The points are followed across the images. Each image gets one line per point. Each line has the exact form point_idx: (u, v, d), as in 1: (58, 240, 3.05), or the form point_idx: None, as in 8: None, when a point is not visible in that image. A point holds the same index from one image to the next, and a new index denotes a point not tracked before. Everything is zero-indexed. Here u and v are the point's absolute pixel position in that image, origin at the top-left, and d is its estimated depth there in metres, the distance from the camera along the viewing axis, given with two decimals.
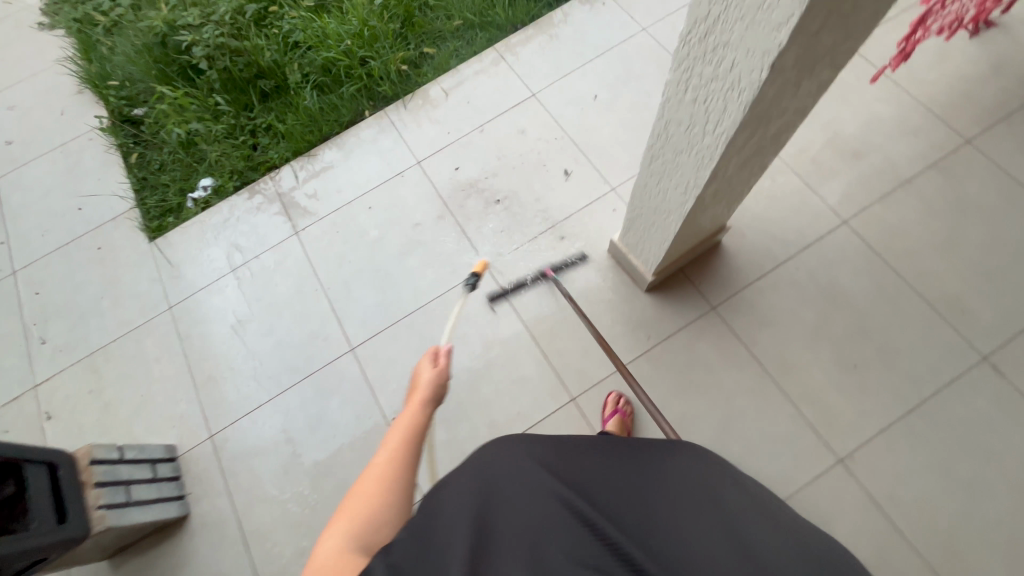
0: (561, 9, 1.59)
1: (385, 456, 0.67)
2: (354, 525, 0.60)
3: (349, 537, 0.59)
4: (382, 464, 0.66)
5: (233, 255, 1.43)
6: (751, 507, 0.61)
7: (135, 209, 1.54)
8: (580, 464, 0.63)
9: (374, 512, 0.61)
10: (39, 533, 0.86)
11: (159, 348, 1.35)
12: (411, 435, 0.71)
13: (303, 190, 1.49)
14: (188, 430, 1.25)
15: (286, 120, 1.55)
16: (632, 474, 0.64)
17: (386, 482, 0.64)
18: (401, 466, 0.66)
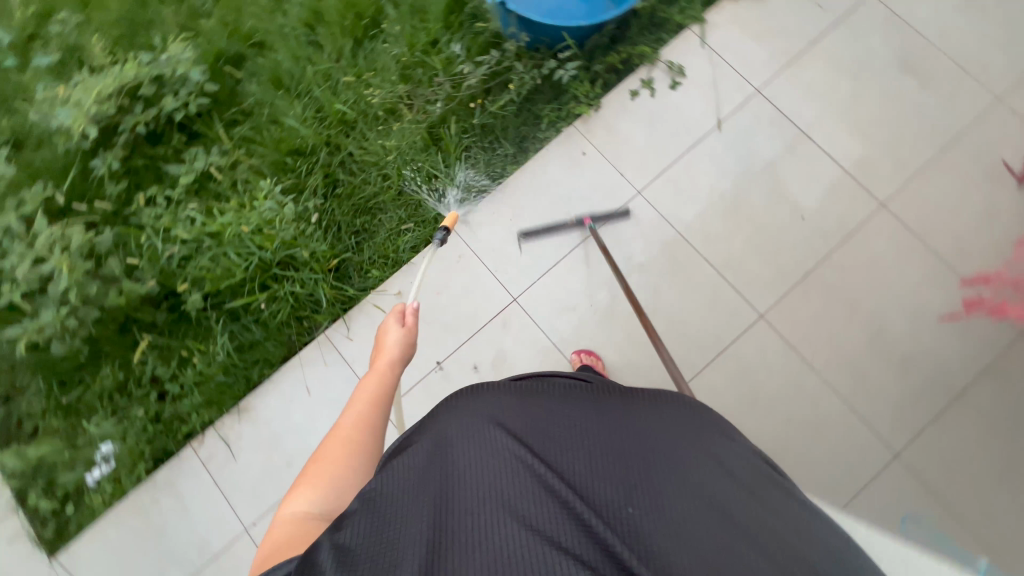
0: (531, 166, 1.24)
1: (349, 423, 0.62)
2: (317, 488, 0.55)
3: (315, 499, 0.55)
4: (347, 433, 0.61)
5: (168, 570, 1.13)
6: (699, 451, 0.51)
7: (17, 512, 1.16)
8: (554, 420, 0.54)
9: (338, 482, 0.57)
10: None
11: None
12: (378, 400, 0.66)
13: (247, 467, 1.16)
14: None
15: (199, 368, 1.19)
16: (615, 417, 0.54)
17: (354, 450, 0.59)
18: (370, 437, 0.61)
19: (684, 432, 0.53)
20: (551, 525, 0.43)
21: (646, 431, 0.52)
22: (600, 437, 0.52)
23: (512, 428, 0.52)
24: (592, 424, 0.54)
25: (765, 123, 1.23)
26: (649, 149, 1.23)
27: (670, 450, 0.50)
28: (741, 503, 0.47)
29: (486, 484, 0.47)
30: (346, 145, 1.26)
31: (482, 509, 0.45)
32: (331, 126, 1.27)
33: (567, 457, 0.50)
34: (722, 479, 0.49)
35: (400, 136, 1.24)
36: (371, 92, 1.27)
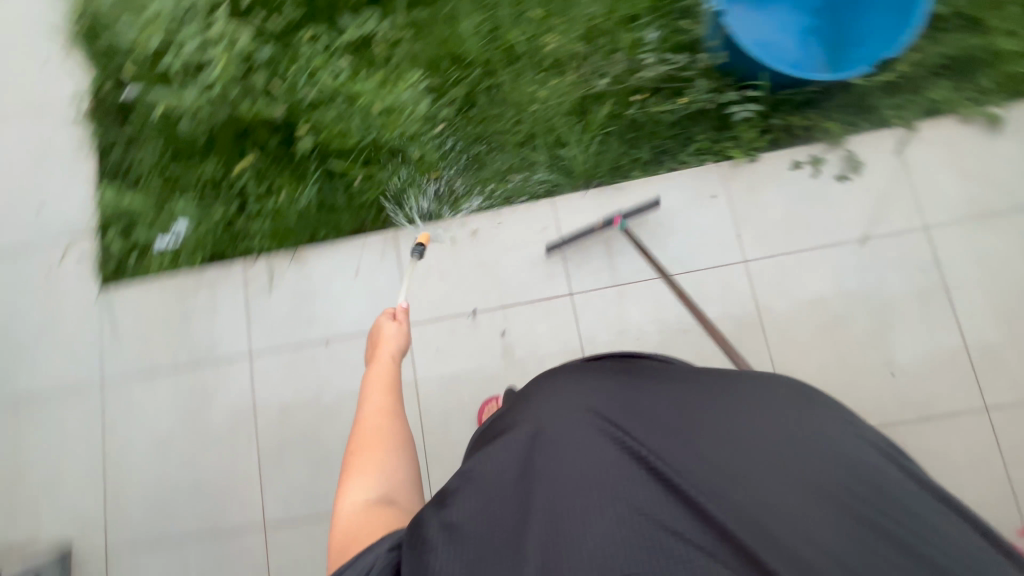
0: (655, 183, 1.19)
1: (370, 414, 0.65)
2: (366, 476, 0.59)
3: (369, 485, 0.58)
4: (374, 422, 0.64)
5: (179, 349, 1.27)
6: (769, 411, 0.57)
7: (95, 237, 1.33)
8: (643, 407, 0.59)
9: (382, 465, 0.60)
10: None
11: (81, 425, 1.26)
12: (392, 386, 0.69)
13: (275, 305, 1.26)
14: (89, 529, 1.22)
15: (278, 201, 1.26)
16: (692, 396, 0.60)
17: (382, 438, 0.62)
18: (394, 421, 0.64)
19: (774, 419, 0.56)
20: (654, 507, 0.49)
21: (732, 418, 0.56)
22: (691, 425, 0.56)
23: (603, 418, 0.58)
24: (669, 403, 0.60)
25: (908, 265, 1.11)
26: (772, 227, 1.15)
27: (748, 418, 0.56)
28: (812, 453, 0.53)
29: (583, 463, 0.54)
30: (501, 74, 1.25)
31: (585, 487, 0.52)
32: (497, 51, 1.26)
33: (659, 441, 0.55)
34: (813, 462, 0.52)
35: (552, 91, 1.22)
36: (548, 36, 1.24)
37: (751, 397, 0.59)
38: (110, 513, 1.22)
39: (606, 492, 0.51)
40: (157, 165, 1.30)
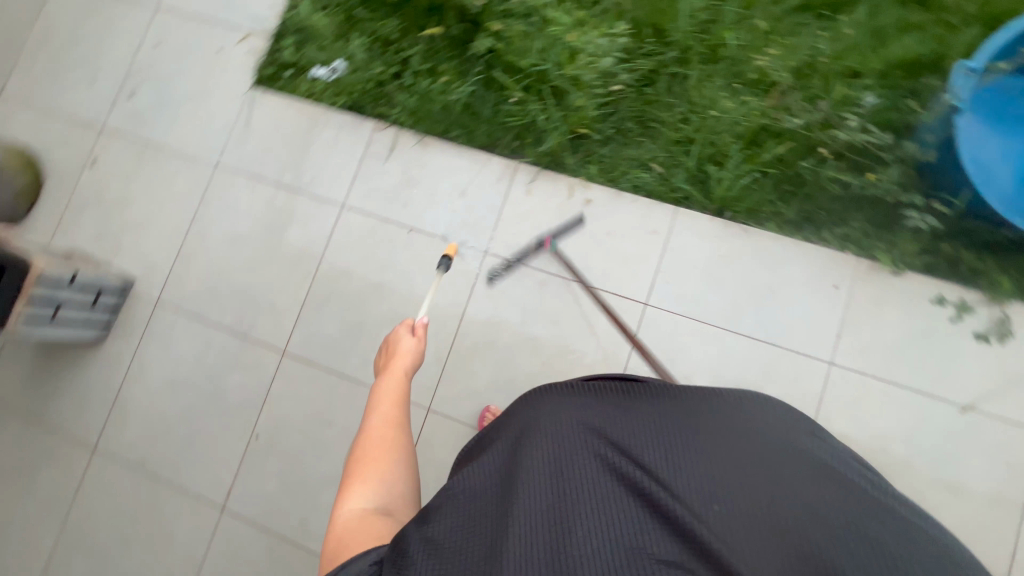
0: (786, 245, 1.13)
1: (375, 425, 0.71)
2: (366, 486, 0.65)
3: (368, 495, 0.64)
4: (378, 432, 0.69)
5: (288, 171, 1.36)
6: (745, 428, 0.57)
7: (267, 40, 1.42)
8: (635, 424, 0.58)
9: (383, 476, 0.66)
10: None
11: (185, 192, 1.39)
12: (399, 399, 0.74)
13: (382, 175, 1.31)
14: (152, 278, 1.37)
15: (431, 85, 1.29)
16: (676, 411, 0.60)
17: (382, 447, 0.68)
18: (398, 431, 0.70)
19: (765, 447, 0.55)
20: (636, 526, 0.49)
21: (727, 441, 0.55)
22: (681, 442, 0.56)
23: (593, 433, 0.57)
24: (653, 417, 0.59)
25: (999, 456, 1.01)
26: (877, 346, 1.07)
27: (727, 437, 0.56)
28: (786, 471, 0.53)
29: (567, 475, 0.53)
30: (693, 67, 1.20)
31: (568, 501, 0.51)
32: (703, 43, 1.20)
33: (650, 459, 0.54)
34: (803, 488, 0.52)
35: (734, 107, 1.16)
36: (760, 53, 1.17)
37: (727, 414, 0.59)
38: (171, 273, 1.36)
39: (590, 506, 0.50)
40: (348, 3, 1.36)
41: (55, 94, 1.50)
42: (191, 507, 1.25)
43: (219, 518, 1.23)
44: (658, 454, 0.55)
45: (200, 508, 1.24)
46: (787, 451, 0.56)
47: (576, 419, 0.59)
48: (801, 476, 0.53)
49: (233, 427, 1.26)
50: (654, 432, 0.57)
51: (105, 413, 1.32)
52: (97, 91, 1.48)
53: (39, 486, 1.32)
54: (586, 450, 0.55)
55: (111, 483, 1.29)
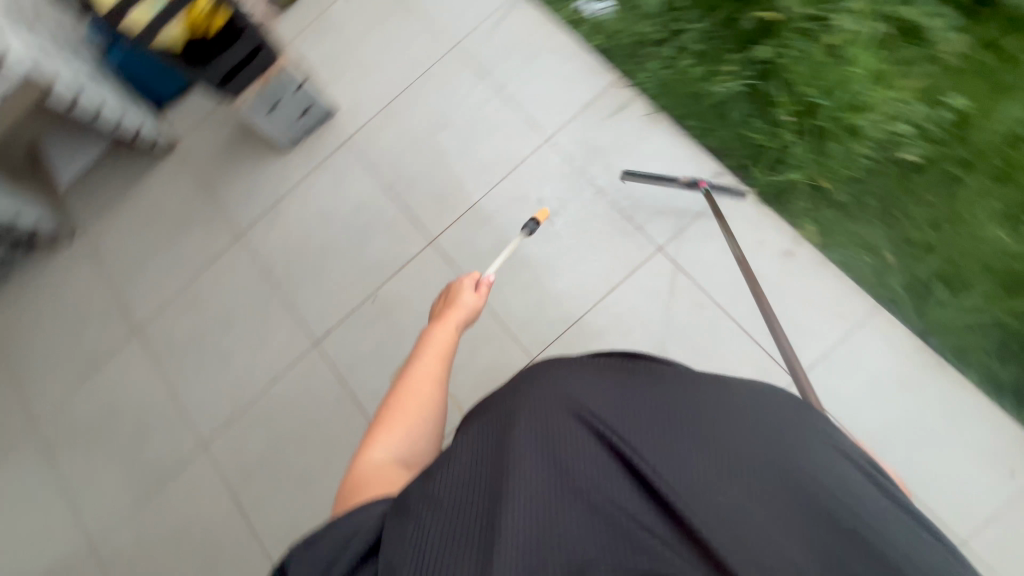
0: (979, 404, 1.00)
1: (415, 373, 0.72)
2: (395, 433, 0.66)
3: (394, 442, 0.65)
4: (416, 383, 0.70)
5: (513, 84, 1.36)
6: (749, 413, 0.52)
7: None
8: (633, 403, 0.54)
9: (412, 427, 0.67)
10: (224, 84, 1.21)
11: (415, 58, 1.43)
12: (442, 353, 0.75)
13: (598, 130, 1.29)
14: (351, 119, 1.43)
15: (691, 69, 1.25)
16: (674, 394, 0.55)
17: (416, 397, 0.69)
18: (434, 384, 0.71)
19: (749, 419, 0.51)
20: (640, 517, 0.45)
21: (733, 426, 0.50)
22: (686, 429, 0.50)
23: (577, 402, 0.54)
24: (652, 400, 0.54)
25: None
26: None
27: (733, 423, 0.51)
28: (798, 461, 0.48)
29: (564, 451, 0.50)
30: (972, 177, 1.09)
31: (564, 479, 0.48)
32: (995, 159, 1.09)
33: (641, 435, 0.50)
34: (808, 476, 0.47)
35: (994, 237, 1.06)
36: None
37: (732, 397, 0.54)
38: (368, 123, 1.42)
39: (589, 485, 0.48)
40: None
41: None
42: (290, 329, 1.33)
43: (309, 352, 1.30)
44: (646, 429, 0.51)
45: (297, 334, 1.32)
46: (793, 436, 0.51)
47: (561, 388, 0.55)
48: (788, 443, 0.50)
49: (356, 280, 1.32)
50: (656, 417, 0.52)
51: (259, 212, 1.42)
52: None
53: (181, 245, 1.45)
54: (574, 424, 0.52)
55: (237, 273, 1.40)
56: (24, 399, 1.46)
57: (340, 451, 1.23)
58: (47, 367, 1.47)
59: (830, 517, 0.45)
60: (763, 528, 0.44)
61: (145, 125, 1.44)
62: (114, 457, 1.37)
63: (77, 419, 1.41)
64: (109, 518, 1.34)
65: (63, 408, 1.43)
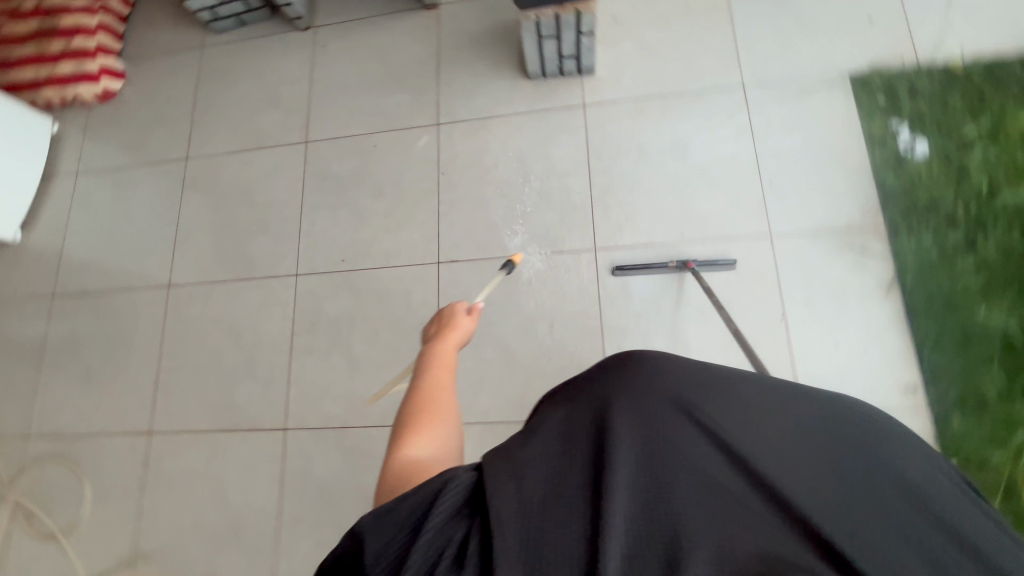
0: None
1: (427, 380, 0.65)
2: (417, 448, 0.56)
3: (417, 453, 0.55)
4: (431, 394, 0.62)
5: (777, 160, 1.23)
6: (855, 431, 0.49)
7: (906, 66, 1.23)
8: (727, 404, 0.50)
9: (436, 437, 0.58)
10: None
11: (700, 69, 1.30)
12: (449, 363, 0.68)
13: (827, 262, 1.14)
14: (602, 86, 1.33)
15: (966, 274, 1.09)
16: (772, 401, 0.51)
17: (432, 397, 0.62)
18: (446, 388, 0.63)
19: (827, 418, 0.50)
20: (746, 521, 0.43)
21: (839, 450, 0.47)
22: (784, 443, 0.48)
23: (658, 378, 0.52)
24: (751, 407, 0.50)
25: None
26: None
27: (839, 445, 0.48)
28: (908, 477, 0.46)
29: (658, 446, 0.48)
30: None
31: (660, 471, 0.47)
32: None
33: (748, 440, 0.47)
34: (923, 492, 0.45)
35: None
36: None
37: (835, 414, 0.50)
38: (616, 105, 1.32)
39: (689, 479, 0.46)
40: (999, 133, 1.17)
41: None
42: (427, 236, 1.33)
43: (429, 267, 1.30)
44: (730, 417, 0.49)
45: (429, 244, 1.32)
46: (898, 450, 0.48)
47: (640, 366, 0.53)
48: (871, 436, 0.49)
49: (508, 235, 1.29)
50: (757, 429, 0.48)
51: (467, 115, 1.38)
52: None
53: (386, 98, 1.45)
54: (654, 398, 0.50)
55: (414, 155, 1.39)
56: (193, 137, 1.56)
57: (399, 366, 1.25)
58: (224, 123, 1.55)
59: (916, 498, 0.45)
60: (866, 526, 0.43)
61: None
62: (226, 232, 1.45)
63: (218, 180, 1.50)
64: (194, 277, 1.43)
65: (214, 165, 1.51)
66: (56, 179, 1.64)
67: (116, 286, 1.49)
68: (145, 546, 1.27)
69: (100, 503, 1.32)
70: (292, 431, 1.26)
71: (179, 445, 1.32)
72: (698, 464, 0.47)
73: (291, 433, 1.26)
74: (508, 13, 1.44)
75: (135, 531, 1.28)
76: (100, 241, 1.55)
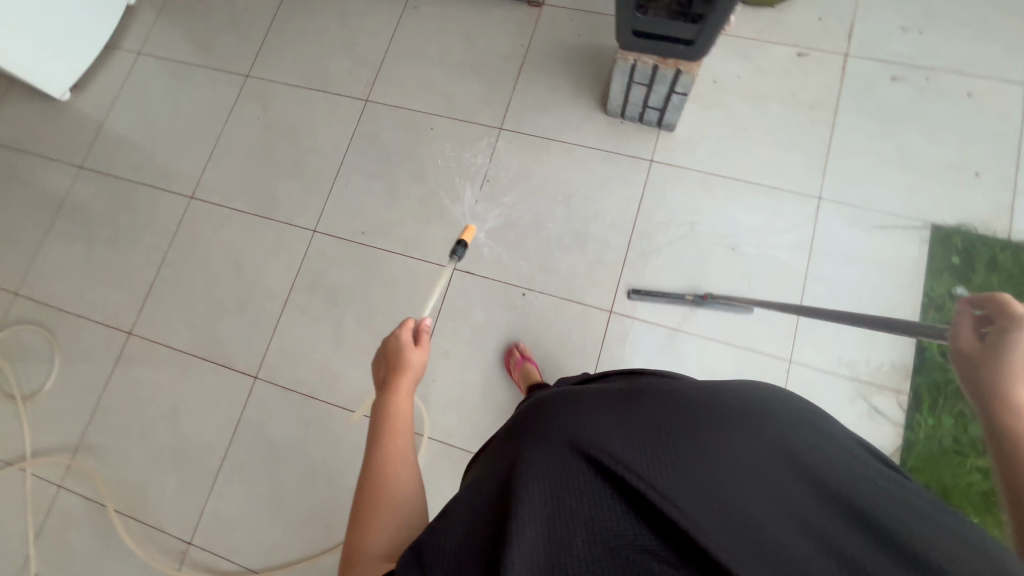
0: None
1: (380, 453, 0.68)
2: (372, 530, 0.60)
3: (374, 536, 0.59)
4: (383, 471, 0.66)
5: (825, 285, 1.16)
6: (737, 442, 0.50)
7: (995, 234, 1.14)
8: (613, 436, 0.50)
9: (389, 514, 0.62)
10: (624, 25, 1.01)
11: (780, 165, 1.23)
12: (400, 427, 0.72)
13: (834, 408, 1.10)
14: (675, 147, 1.27)
15: (974, 473, 1.03)
16: (653, 429, 0.52)
17: (381, 480, 0.65)
18: (400, 459, 0.67)
19: (722, 444, 0.49)
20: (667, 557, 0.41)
21: (727, 469, 0.47)
22: (671, 463, 0.48)
23: (552, 425, 0.53)
24: (636, 440, 0.50)
25: None
26: None
27: (725, 458, 0.48)
28: (796, 480, 0.47)
29: (559, 495, 0.46)
30: None
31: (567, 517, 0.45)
32: None
33: (642, 463, 0.47)
34: (812, 486, 0.47)
35: None
36: None
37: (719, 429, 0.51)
38: (683, 173, 1.25)
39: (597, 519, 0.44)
40: None
41: None
42: (450, 237, 1.29)
43: (443, 269, 1.27)
44: (622, 449, 0.49)
45: (450, 246, 1.29)
46: (782, 458, 0.49)
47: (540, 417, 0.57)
48: (766, 458, 0.49)
49: (530, 266, 1.25)
50: (644, 452, 0.49)
51: (531, 129, 1.33)
52: (888, 40, 1.27)
53: (457, 83, 1.39)
54: (548, 444, 0.51)
55: (465, 153, 1.34)
56: (259, 55, 1.52)
57: None
58: (293, 52, 1.50)
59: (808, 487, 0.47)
60: (771, 536, 0.41)
61: None
62: (260, 162, 1.42)
63: (269, 108, 1.46)
64: (217, 197, 1.41)
65: (270, 91, 1.48)
66: (117, 51, 1.61)
67: (141, 178, 1.47)
68: (92, 439, 1.29)
69: (64, 383, 1.35)
70: (261, 381, 1.26)
71: (153, 355, 1.32)
72: (603, 517, 0.45)
73: (259, 383, 1.26)
74: (608, 38, 1.36)
75: (89, 421, 1.30)
76: (140, 128, 1.53)
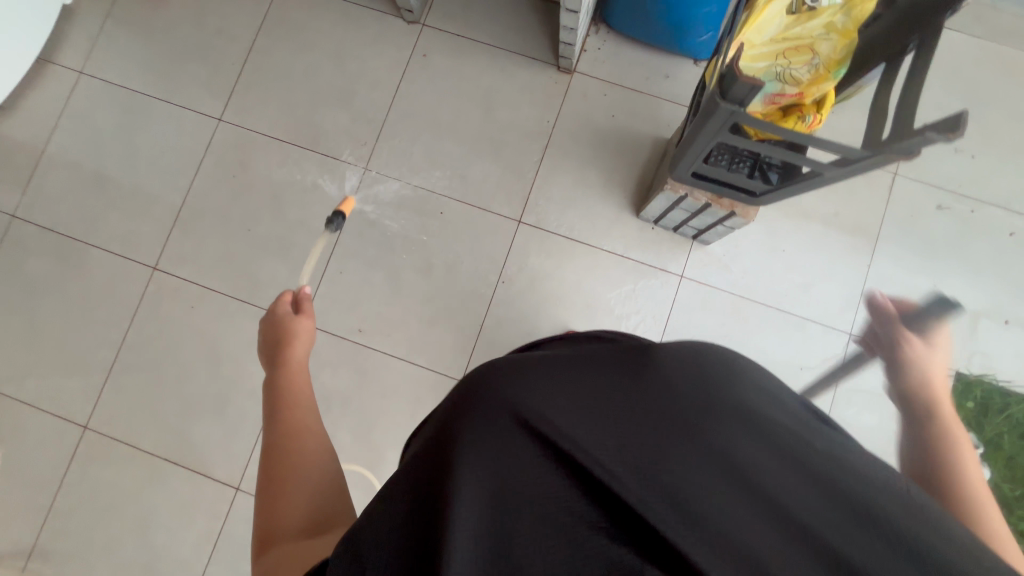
0: None
1: (280, 426, 0.75)
2: (286, 492, 0.67)
3: (291, 496, 0.67)
4: (285, 442, 0.73)
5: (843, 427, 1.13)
6: (730, 405, 0.39)
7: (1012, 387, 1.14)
8: (575, 405, 0.39)
9: (301, 475, 0.69)
10: (686, 162, 0.87)
11: (813, 293, 1.17)
12: (302, 394, 0.81)
13: None
14: (707, 263, 1.18)
15: None
16: (622, 394, 0.39)
17: (284, 459, 0.70)
18: (302, 426, 0.75)
19: (716, 408, 0.38)
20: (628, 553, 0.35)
21: (721, 448, 0.37)
22: (646, 439, 0.37)
23: (499, 386, 0.40)
24: (600, 404, 0.39)
25: None
26: None
27: (720, 437, 0.37)
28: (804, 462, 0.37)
29: (507, 475, 0.37)
30: None
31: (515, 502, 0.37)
32: None
33: (607, 444, 0.38)
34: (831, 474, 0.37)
35: None
36: None
37: (713, 393, 0.39)
38: (714, 293, 1.18)
39: (550, 504, 0.37)
40: None
41: (936, 103, 1.20)
42: (460, 345, 1.18)
43: (450, 381, 1.17)
44: (595, 432, 0.38)
45: (459, 354, 1.18)
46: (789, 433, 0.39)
47: (482, 374, 0.41)
48: (780, 448, 0.38)
49: None
50: (611, 425, 0.38)
51: (555, 227, 1.21)
52: (940, 164, 1.19)
53: (473, 160, 1.23)
54: (491, 406, 0.39)
55: (479, 247, 1.21)
56: (235, 95, 1.28)
57: (379, 476, 1.14)
58: (277, 95, 1.27)
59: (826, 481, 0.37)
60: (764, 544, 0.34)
61: (575, 45, 1.14)
62: (239, 234, 1.23)
63: (249, 166, 1.25)
64: (187, 270, 1.23)
65: (250, 144, 1.26)
66: (52, 65, 1.32)
67: (92, 236, 1.26)
68: (46, 546, 1.16)
69: (9, 480, 1.19)
70: (244, 493, 1.15)
71: (114, 454, 1.18)
72: (559, 495, 0.37)
73: (242, 495, 1.15)
74: (645, 124, 1.22)
75: (42, 524, 1.17)
76: (86, 169, 1.29)
